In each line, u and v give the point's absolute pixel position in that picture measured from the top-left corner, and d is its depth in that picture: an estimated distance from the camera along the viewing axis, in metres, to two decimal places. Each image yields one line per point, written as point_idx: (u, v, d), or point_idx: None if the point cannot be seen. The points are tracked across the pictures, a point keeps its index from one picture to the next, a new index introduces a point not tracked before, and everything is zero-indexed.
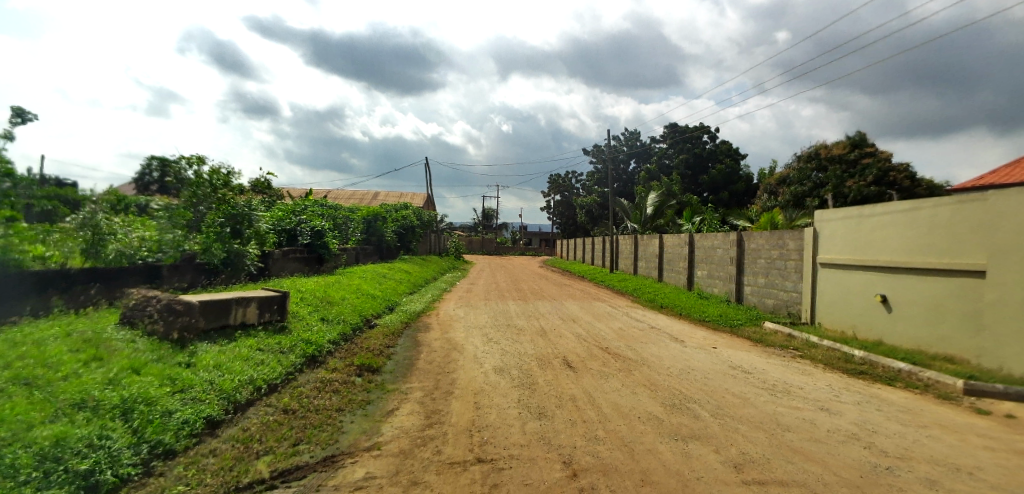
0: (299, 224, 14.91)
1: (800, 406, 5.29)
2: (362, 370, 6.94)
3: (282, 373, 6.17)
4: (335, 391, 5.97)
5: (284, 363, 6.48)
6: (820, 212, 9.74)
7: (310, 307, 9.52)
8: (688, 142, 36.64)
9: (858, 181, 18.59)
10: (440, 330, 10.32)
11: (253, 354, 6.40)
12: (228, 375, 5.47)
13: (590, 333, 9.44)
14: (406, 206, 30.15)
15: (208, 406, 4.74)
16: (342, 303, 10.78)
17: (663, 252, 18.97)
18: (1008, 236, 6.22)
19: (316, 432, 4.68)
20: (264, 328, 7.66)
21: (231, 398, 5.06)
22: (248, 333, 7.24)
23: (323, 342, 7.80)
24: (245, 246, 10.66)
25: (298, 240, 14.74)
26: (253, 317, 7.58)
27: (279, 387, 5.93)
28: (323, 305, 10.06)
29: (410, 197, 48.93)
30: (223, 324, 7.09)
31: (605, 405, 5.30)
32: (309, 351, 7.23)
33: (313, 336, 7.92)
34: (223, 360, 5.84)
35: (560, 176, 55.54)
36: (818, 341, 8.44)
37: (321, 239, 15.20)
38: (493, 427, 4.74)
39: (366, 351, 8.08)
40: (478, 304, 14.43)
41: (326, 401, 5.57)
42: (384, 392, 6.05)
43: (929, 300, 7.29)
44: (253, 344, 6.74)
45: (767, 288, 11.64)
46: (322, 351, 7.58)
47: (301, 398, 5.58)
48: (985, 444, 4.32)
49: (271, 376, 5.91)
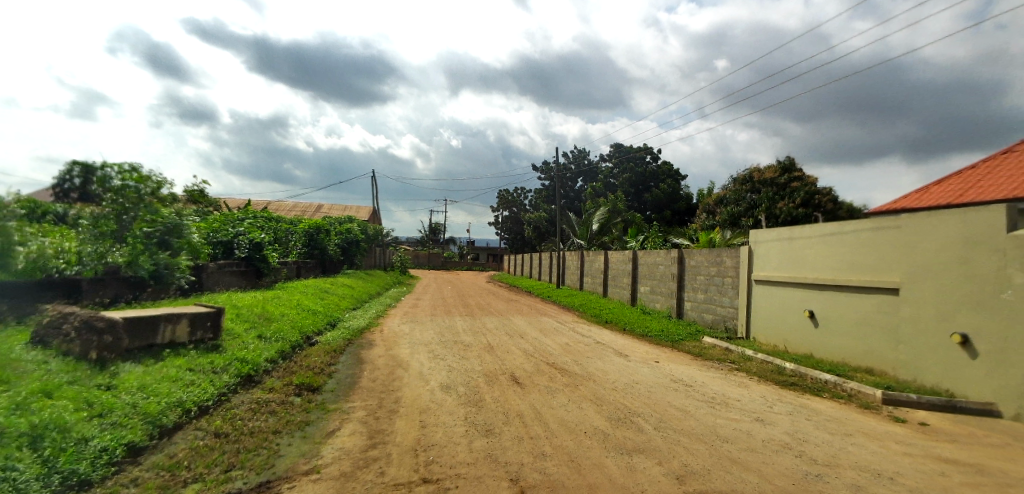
0: (237, 235, 14.11)
1: (736, 417, 5.50)
2: (301, 390, 6.61)
3: (214, 394, 5.76)
4: (273, 412, 5.63)
5: (217, 384, 6.06)
6: (755, 232, 10.33)
7: (246, 324, 8.99)
8: (632, 162, 38.07)
9: (787, 203, 19.93)
10: (385, 347, 10.01)
11: (183, 374, 5.95)
12: (154, 397, 5.05)
13: (537, 349, 9.46)
14: (350, 219, 29.43)
15: (130, 431, 4.34)
16: (280, 319, 10.23)
17: (607, 267, 19.43)
18: (919, 257, 6.79)
19: (251, 456, 4.38)
20: (196, 347, 7.13)
21: (157, 422, 4.65)
22: (178, 352, 6.72)
23: (259, 361, 7.36)
24: (176, 259, 9.97)
25: (236, 253, 13.95)
26: (183, 335, 7.04)
27: (211, 409, 5.53)
28: (260, 321, 9.52)
29: (354, 210, 47.85)
30: (149, 343, 6.53)
31: (551, 421, 5.29)
32: (244, 371, 6.80)
33: (249, 354, 7.47)
34: (149, 381, 5.38)
35: (508, 191, 56.01)
36: (752, 354, 8.85)
37: (260, 252, 14.48)
38: (439, 446, 4.62)
39: (306, 370, 7.70)
40: (424, 319, 14.18)
41: (262, 423, 5.25)
42: (324, 412, 5.77)
43: (851, 316, 7.85)
44: (183, 364, 6.25)
45: (706, 304, 12.12)
46: (258, 370, 7.15)
47: (235, 421, 5.23)
48: (903, 450, 4.64)
49: (202, 398, 5.50)
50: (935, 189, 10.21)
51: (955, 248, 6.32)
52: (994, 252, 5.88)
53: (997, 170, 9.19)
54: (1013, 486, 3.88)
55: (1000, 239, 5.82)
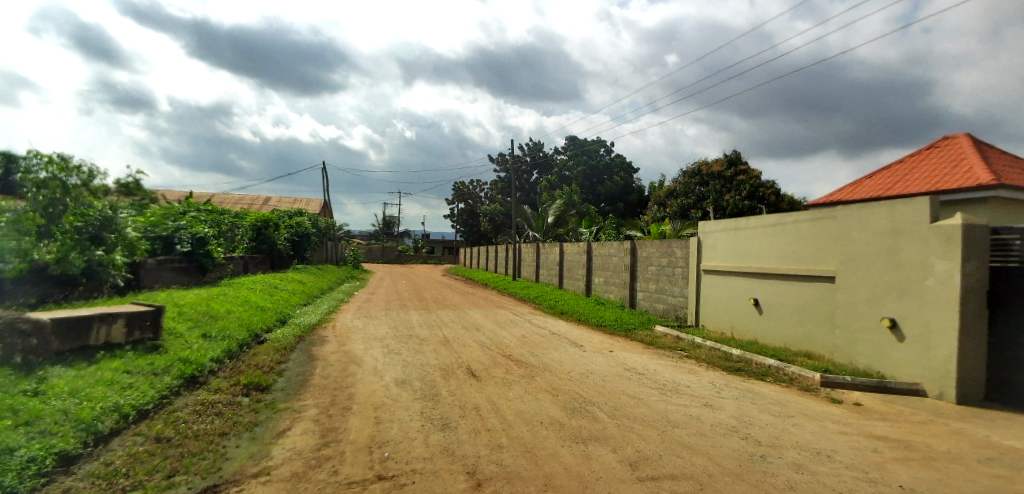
0: (178, 230, 13.31)
1: (687, 403, 5.67)
2: (249, 390, 6.32)
3: (155, 397, 5.41)
4: (219, 414, 5.35)
5: (158, 386, 5.69)
6: (703, 224, 10.68)
7: (189, 322, 8.49)
8: (586, 155, 38.63)
9: (733, 195, 20.70)
10: (337, 343, 9.73)
11: (120, 377, 5.55)
12: (88, 402, 4.68)
13: (494, 341, 9.44)
14: (300, 212, 28.40)
15: (61, 439, 4.01)
16: (226, 317, 9.74)
17: (562, 259, 19.65)
18: (852, 247, 7.21)
19: (196, 460, 4.14)
20: (135, 348, 6.66)
21: (91, 428, 4.32)
22: (114, 354, 6.26)
23: (204, 361, 6.98)
24: (111, 256, 9.41)
25: (177, 248, 13.17)
26: (119, 336, 6.56)
27: (151, 413, 5.18)
28: (205, 319, 9.04)
29: (304, 203, 46.23)
30: (81, 345, 6.06)
31: (508, 413, 5.28)
32: (187, 371, 6.42)
33: (193, 354, 7.06)
34: (82, 385, 4.99)
35: (463, 184, 55.61)
36: (701, 342, 9.16)
37: (204, 247, 13.78)
38: (395, 442, 4.52)
39: (254, 369, 7.38)
40: (379, 314, 13.89)
41: (208, 426, 4.97)
42: (274, 412, 5.52)
43: (792, 303, 8.25)
44: (119, 366, 5.83)
45: (657, 293, 12.45)
46: (203, 371, 6.77)
47: (178, 424, 4.93)
48: (839, 429, 4.91)
49: (141, 401, 5.15)
50: (867, 182, 10.83)
51: (885, 238, 6.74)
52: (918, 241, 6.28)
53: (920, 165, 9.86)
54: (935, 458, 4.19)
55: (923, 229, 6.24)
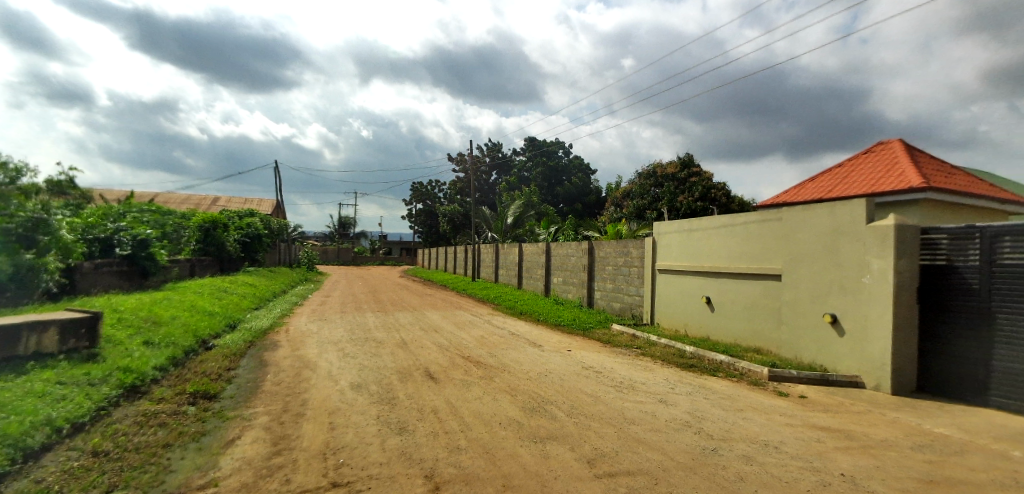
0: (118, 231, 12.46)
1: (642, 400, 5.76)
2: (195, 398, 5.98)
3: (92, 409, 5.03)
4: (162, 425, 5.03)
5: (95, 397, 5.30)
6: (658, 225, 10.93)
7: (130, 329, 7.96)
8: (545, 156, 38.97)
9: (686, 197, 21.32)
10: (290, 347, 9.37)
11: (52, 389, 5.12)
12: (16, 416, 4.30)
13: (452, 342, 9.33)
14: (251, 212, 27.29)
15: None
16: (171, 323, 9.20)
17: (521, 260, 19.69)
18: (796, 246, 7.54)
19: (137, 474, 3.87)
20: (70, 357, 6.18)
21: (19, 445, 3.96)
22: (45, 364, 5.78)
23: (146, 369, 6.56)
24: (43, 259, 8.71)
25: (116, 250, 12.22)
26: (52, 344, 6.06)
27: (88, 426, 4.81)
28: (147, 325, 8.51)
29: (256, 203, 44.46)
30: (8, 356, 5.56)
31: (466, 414, 5.21)
32: (127, 380, 6.01)
33: (134, 362, 6.61)
34: (8, 398, 4.58)
35: (422, 184, 54.95)
36: (656, 340, 9.35)
37: (147, 249, 12.80)
38: (350, 447, 4.37)
39: (201, 376, 7.00)
40: (334, 317, 13.49)
41: (150, 437, 4.66)
42: (223, 420, 5.24)
43: (742, 301, 8.54)
44: (51, 377, 5.39)
45: (614, 293, 12.65)
46: (145, 379, 6.36)
47: (117, 437, 4.60)
48: (786, 421, 5.11)
49: (77, 413, 4.77)
50: (810, 185, 11.37)
51: (826, 237, 7.07)
52: (857, 241, 6.63)
53: (858, 168, 10.44)
54: (873, 447, 4.41)
55: (860, 229, 6.59)
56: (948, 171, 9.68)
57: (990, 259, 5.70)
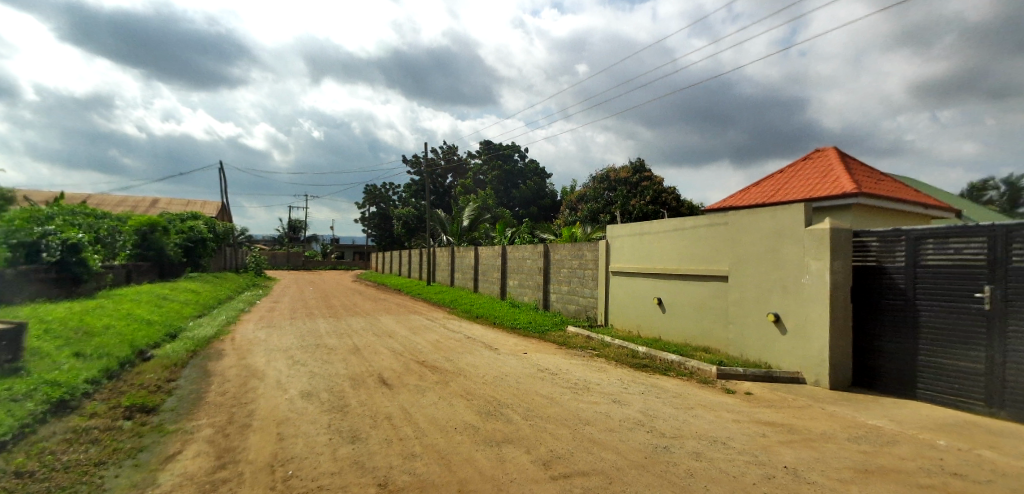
0: (44, 235, 11.27)
1: (596, 400, 5.83)
2: (131, 412, 5.58)
3: (14, 427, 4.58)
4: (94, 442, 4.65)
5: (18, 413, 4.83)
6: (611, 228, 11.12)
7: (58, 340, 7.36)
8: (500, 159, 39.12)
9: (638, 200, 21.86)
10: (236, 356, 8.93)
11: None
12: None
13: (406, 347, 9.16)
14: (194, 215, 25.91)
15: None
16: (104, 333, 8.57)
17: (477, 263, 19.61)
18: (742, 249, 7.84)
19: None
20: None
21: None
22: None
23: (76, 382, 6.07)
24: None
25: (43, 256, 11.22)
26: None
27: (9, 445, 4.38)
28: (77, 335, 7.88)
29: (199, 205, 42.29)
30: None
31: (421, 420, 5.11)
32: (55, 394, 5.52)
33: (62, 375, 6.09)
34: None
35: (375, 186, 53.89)
36: (610, 341, 9.50)
37: (77, 254, 11.90)
38: (300, 458, 4.18)
39: (138, 389, 6.55)
40: (283, 323, 12.98)
41: (80, 455, 4.30)
42: (163, 434, 4.91)
43: (692, 302, 8.80)
44: None
45: (569, 295, 12.78)
46: (75, 393, 5.88)
47: (42, 456, 4.21)
48: (733, 417, 5.29)
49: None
50: (754, 190, 11.88)
51: (769, 240, 7.39)
52: (797, 243, 6.96)
53: (797, 174, 11.01)
54: (813, 439, 4.63)
55: (800, 232, 6.91)
56: (876, 177, 10.36)
57: (915, 261, 6.11)
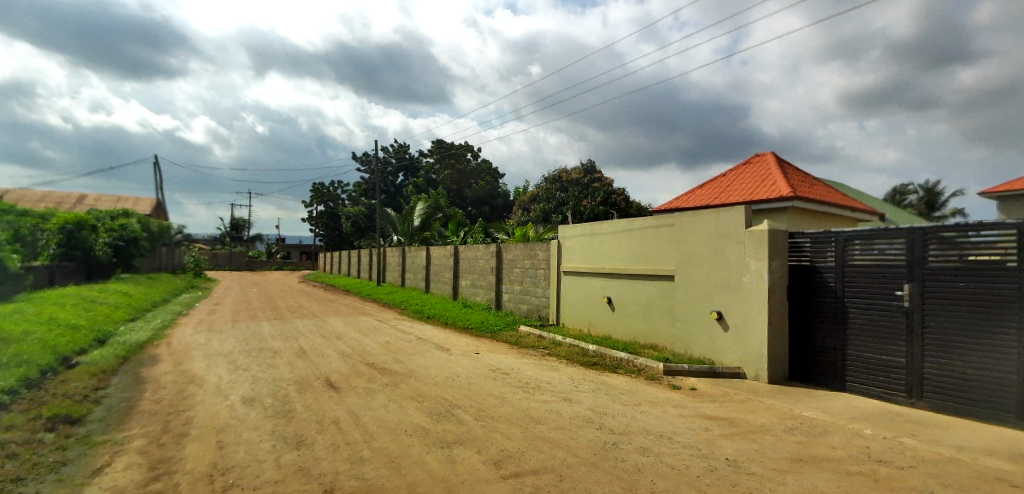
0: None
1: (548, 399, 5.86)
2: (54, 424, 5.12)
3: None
4: (10, 457, 4.23)
5: None
6: (562, 228, 11.25)
7: None
8: (453, 158, 38.91)
9: (589, 201, 22.26)
10: (173, 361, 8.40)
11: None
12: None
13: (355, 349, 8.91)
14: (126, 213, 24.22)
15: None
16: (22, 339, 7.85)
17: (429, 263, 19.37)
18: (687, 249, 8.10)
19: None
20: None
21: None
22: None
23: None
24: None
25: None
26: None
27: None
28: None
29: (132, 202, 39.63)
30: None
31: (370, 423, 4.97)
32: None
33: None
34: None
35: (324, 184, 52.30)
36: (561, 339, 9.60)
37: None
38: (242, 466, 3.96)
39: (61, 399, 6.03)
40: (223, 326, 12.33)
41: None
42: (89, 446, 4.53)
43: (640, 300, 9.03)
44: None
45: (521, 295, 12.83)
46: None
47: None
48: (679, 412, 5.46)
49: None
50: (699, 192, 12.32)
51: (713, 241, 7.67)
52: (738, 244, 7.26)
53: (739, 177, 11.51)
54: (753, 432, 4.83)
55: (741, 233, 7.22)
56: (810, 182, 10.98)
57: (843, 261, 6.53)
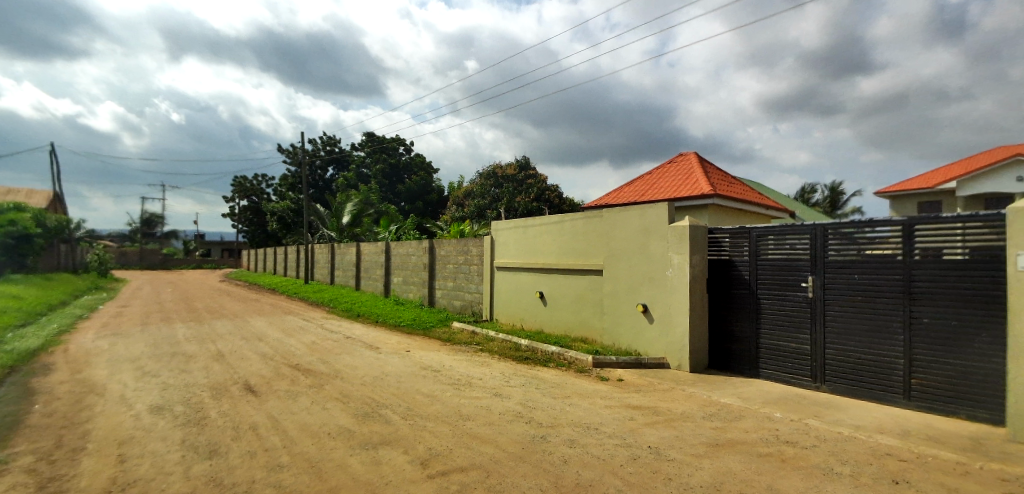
0: None
1: (478, 395, 5.83)
2: None
3: None
4: None
5: None
6: (496, 223, 11.26)
7: None
8: (385, 152, 38.19)
9: (523, 197, 22.45)
10: (70, 370, 7.59)
11: None
12: None
13: (278, 351, 8.46)
14: (16, 206, 21.65)
15: None
16: None
17: (360, 260, 18.76)
18: (615, 243, 8.34)
19: None
20: None
21: None
22: None
23: None
24: None
25: None
26: None
27: None
28: None
29: (23, 195, 35.57)
30: None
31: (291, 427, 4.72)
32: None
33: None
34: None
35: (247, 177, 49.36)
36: (494, 335, 9.62)
37: None
38: (145, 480, 3.64)
39: None
40: (130, 330, 11.31)
41: None
42: None
43: (571, 294, 9.21)
44: None
45: (455, 291, 12.72)
46: None
47: None
48: (606, 403, 5.61)
49: None
50: (628, 189, 12.69)
51: (639, 235, 7.95)
52: (662, 239, 7.56)
53: (664, 175, 11.98)
54: (674, 419, 5.05)
55: (665, 228, 7.52)
56: (728, 180, 11.61)
57: (756, 255, 6.96)
